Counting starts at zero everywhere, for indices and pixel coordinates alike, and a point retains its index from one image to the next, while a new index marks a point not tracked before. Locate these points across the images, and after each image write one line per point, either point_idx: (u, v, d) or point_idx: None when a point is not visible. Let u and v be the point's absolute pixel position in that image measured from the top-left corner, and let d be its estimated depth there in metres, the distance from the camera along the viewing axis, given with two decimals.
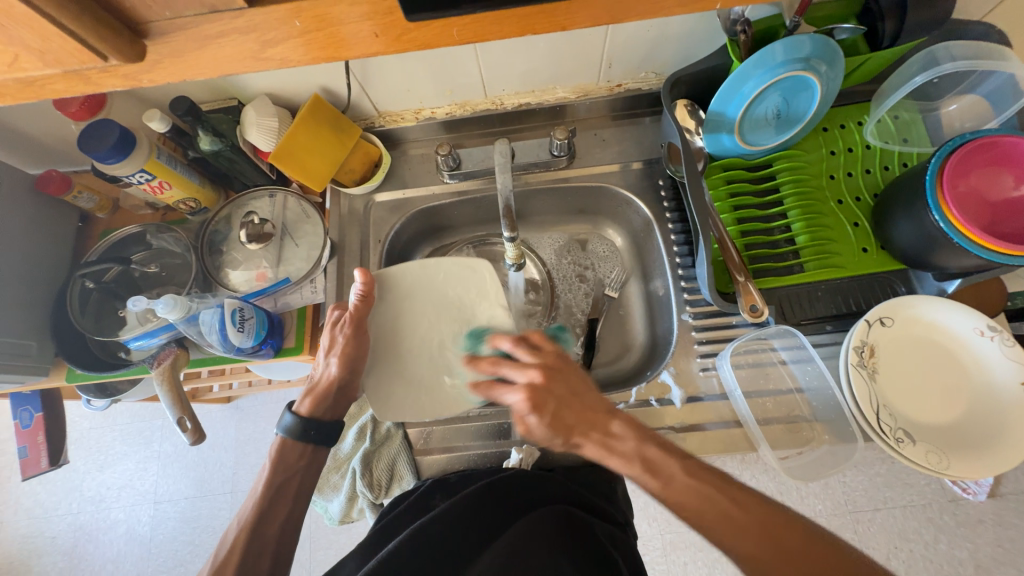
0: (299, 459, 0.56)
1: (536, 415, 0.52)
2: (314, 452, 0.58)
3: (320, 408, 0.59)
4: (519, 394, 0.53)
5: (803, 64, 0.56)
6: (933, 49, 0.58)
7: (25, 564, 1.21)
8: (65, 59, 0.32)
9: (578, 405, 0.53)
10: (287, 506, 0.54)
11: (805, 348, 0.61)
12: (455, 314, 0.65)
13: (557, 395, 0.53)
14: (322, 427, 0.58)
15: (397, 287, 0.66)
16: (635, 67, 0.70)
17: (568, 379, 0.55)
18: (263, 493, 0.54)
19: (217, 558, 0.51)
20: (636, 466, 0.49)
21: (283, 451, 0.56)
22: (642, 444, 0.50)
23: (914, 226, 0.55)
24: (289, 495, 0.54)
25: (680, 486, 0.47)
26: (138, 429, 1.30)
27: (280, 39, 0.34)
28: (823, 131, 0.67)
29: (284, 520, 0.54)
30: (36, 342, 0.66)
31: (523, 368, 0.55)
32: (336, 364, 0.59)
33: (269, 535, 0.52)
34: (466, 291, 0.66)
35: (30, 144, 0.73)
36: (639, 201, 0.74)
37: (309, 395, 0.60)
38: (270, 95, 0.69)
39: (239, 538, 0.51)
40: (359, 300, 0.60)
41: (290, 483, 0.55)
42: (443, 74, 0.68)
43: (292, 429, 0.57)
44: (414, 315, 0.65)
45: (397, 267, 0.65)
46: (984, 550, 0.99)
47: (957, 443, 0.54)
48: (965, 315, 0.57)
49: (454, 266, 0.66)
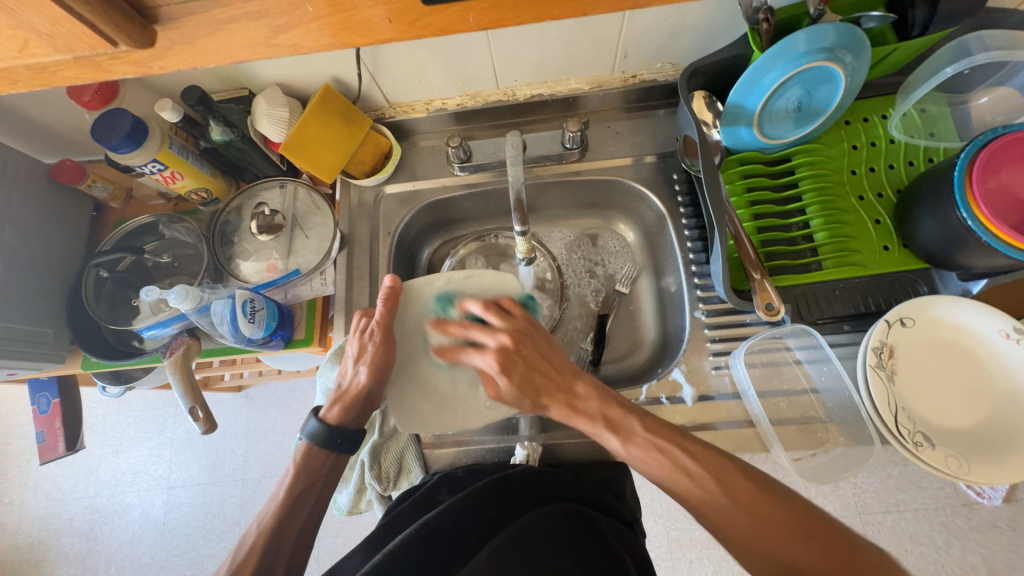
0: (322, 466, 0.57)
1: (505, 376, 0.58)
2: (337, 458, 0.58)
3: (348, 416, 0.59)
4: (490, 357, 0.59)
5: (827, 55, 0.54)
6: (965, 39, 0.56)
7: (44, 544, 1.25)
8: (75, 44, 0.32)
9: (544, 368, 0.58)
10: (307, 512, 0.54)
11: (822, 348, 0.60)
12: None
13: (523, 358, 0.59)
14: (348, 436, 0.58)
15: (419, 301, 0.64)
16: (651, 57, 0.69)
17: (537, 342, 0.60)
18: (282, 502, 0.54)
19: (233, 560, 0.50)
20: (599, 424, 0.52)
21: (307, 457, 0.56)
22: (604, 404, 0.53)
23: (939, 224, 0.53)
24: (309, 502, 0.55)
25: (639, 441, 0.49)
26: (152, 416, 1.32)
27: (293, 24, 0.34)
28: (845, 124, 0.65)
29: (303, 521, 0.54)
30: (52, 330, 0.67)
31: (493, 333, 0.60)
32: (365, 372, 0.59)
33: (288, 536, 0.52)
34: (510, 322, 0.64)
35: (44, 133, 0.74)
36: (651, 195, 0.73)
37: (336, 403, 0.60)
38: (282, 84, 0.69)
39: (261, 540, 0.51)
40: (386, 307, 0.60)
41: (312, 488, 0.55)
42: (454, 63, 0.67)
43: (317, 435, 0.57)
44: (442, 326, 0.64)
45: (421, 280, 0.64)
46: (998, 555, 0.97)
47: (979, 449, 0.52)
48: (990, 317, 0.54)
49: (467, 281, 0.65)
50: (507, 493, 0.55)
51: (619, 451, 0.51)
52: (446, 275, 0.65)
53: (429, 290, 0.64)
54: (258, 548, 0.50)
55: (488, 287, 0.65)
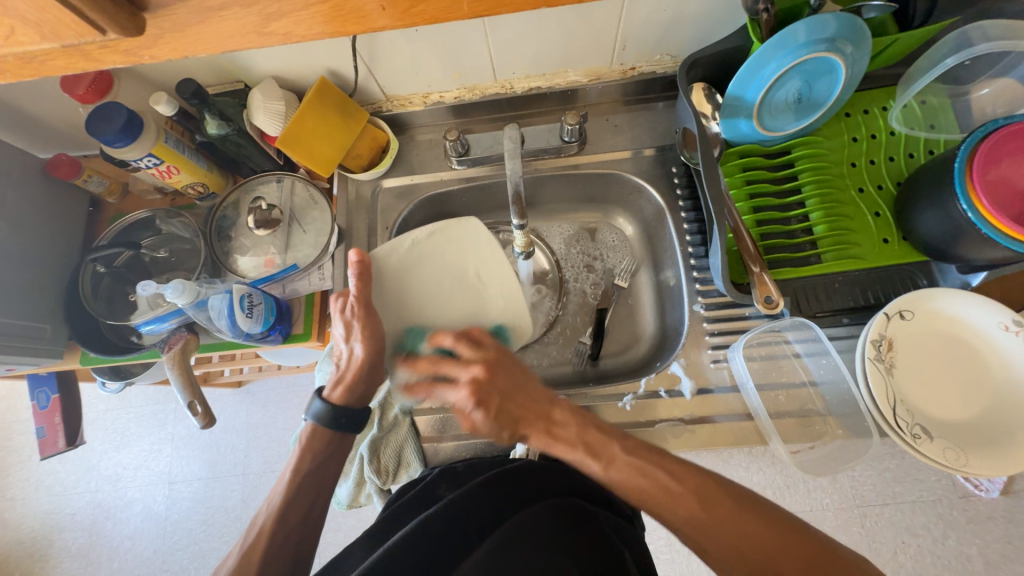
0: (326, 448, 0.57)
1: (481, 410, 0.52)
2: (341, 439, 0.58)
3: (352, 396, 0.59)
4: (463, 391, 0.52)
5: (828, 45, 0.53)
6: (966, 28, 0.55)
7: (47, 539, 1.26)
8: (62, 32, 0.32)
9: (521, 397, 0.53)
10: (310, 498, 0.55)
11: (821, 341, 0.60)
12: (464, 285, 0.64)
13: (500, 388, 0.53)
14: (353, 416, 0.58)
15: (386, 269, 0.63)
16: (650, 49, 0.68)
17: (510, 371, 0.54)
18: (288, 485, 0.55)
19: (245, 544, 0.52)
20: (580, 451, 0.49)
21: (312, 438, 0.57)
22: (584, 429, 0.50)
23: (939, 216, 0.53)
24: (311, 489, 0.55)
25: (621, 464, 0.47)
26: (152, 412, 1.33)
27: (283, 12, 0.33)
28: (845, 117, 0.65)
29: (309, 505, 0.55)
30: (50, 325, 0.67)
31: (463, 364, 0.54)
32: (360, 347, 0.58)
33: (292, 522, 0.53)
34: (483, 273, 0.65)
35: (40, 128, 0.73)
36: (651, 188, 0.73)
37: (337, 384, 0.59)
38: (278, 77, 0.68)
39: (271, 520, 0.52)
40: (359, 282, 0.57)
41: (319, 470, 0.56)
42: (451, 55, 0.66)
43: (322, 416, 0.57)
44: (422, 285, 0.64)
45: (384, 248, 0.62)
46: (994, 547, 0.98)
47: (978, 442, 0.52)
48: (989, 309, 0.54)
49: (432, 237, 0.64)
50: (502, 490, 0.54)
51: (598, 475, 0.48)
52: (410, 236, 0.63)
53: (399, 256, 0.63)
54: (267, 529, 0.52)
55: (454, 240, 0.65)
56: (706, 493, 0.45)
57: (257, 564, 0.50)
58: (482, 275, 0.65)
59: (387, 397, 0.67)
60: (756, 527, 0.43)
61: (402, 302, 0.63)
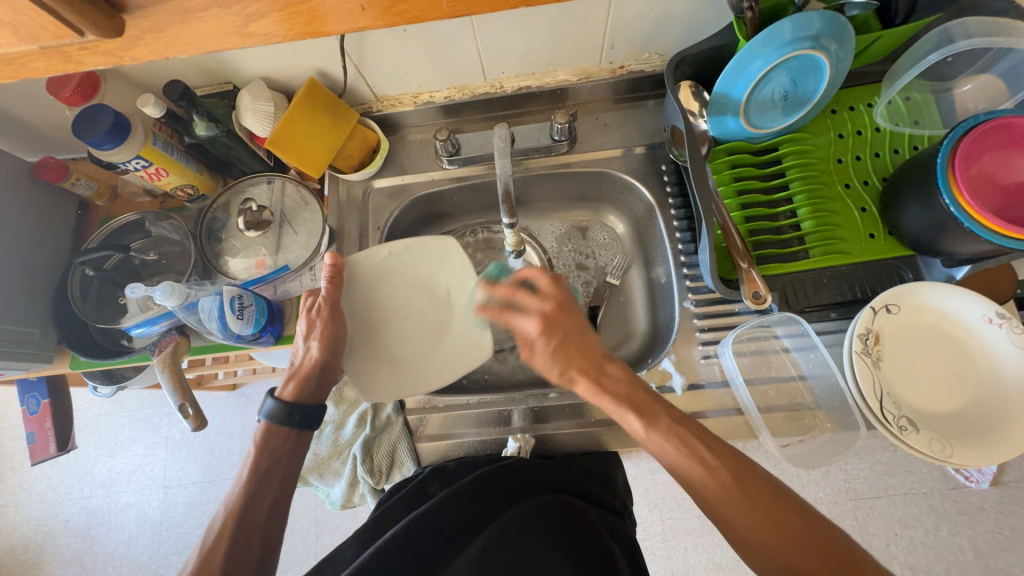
0: (284, 444, 0.55)
1: (544, 338, 0.55)
2: (299, 435, 0.56)
3: (304, 392, 0.57)
4: (532, 320, 0.55)
5: (813, 43, 0.54)
6: (948, 26, 0.56)
7: (41, 546, 1.25)
8: (40, 33, 0.32)
9: (582, 340, 0.55)
10: (274, 492, 0.53)
11: (809, 335, 0.60)
12: (432, 298, 0.65)
13: (566, 325, 0.56)
14: (307, 413, 0.56)
15: (363, 278, 0.64)
16: (638, 48, 0.68)
17: (578, 315, 0.57)
18: (247, 481, 0.52)
19: (203, 547, 0.49)
20: (624, 406, 0.50)
21: (267, 436, 0.55)
22: (632, 389, 0.51)
23: (924, 210, 0.53)
24: (274, 480, 0.53)
25: (661, 429, 0.48)
26: (146, 416, 1.32)
27: (263, 12, 0.33)
28: (831, 114, 0.66)
29: (274, 498, 0.53)
30: (39, 330, 0.67)
31: (540, 296, 0.57)
32: (317, 346, 0.57)
33: (257, 519, 0.51)
34: (453, 288, 0.66)
35: (27, 131, 0.73)
36: (640, 186, 0.73)
37: (289, 380, 0.58)
38: (266, 78, 0.68)
39: (231, 520, 0.50)
40: (331, 282, 0.59)
41: (275, 468, 0.54)
42: (439, 55, 0.66)
43: (275, 414, 0.55)
44: (391, 297, 0.64)
45: (363, 254, 0.63)
46: (984, 537, 0.99)
47: (961, 432, 0.53)
48: (973, 302, 0.55)
49: (407, 249, 0.65)
50: (493, 485, 0.54)
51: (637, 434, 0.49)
52: (387, 247, 0.64)
53: (373, 265, 0.64)
54: (228, 528, 0.49)
55: (428, 255, 0.66)
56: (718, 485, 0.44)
57: (221, 565, 0.47)
58: (453, 291, 0.65)
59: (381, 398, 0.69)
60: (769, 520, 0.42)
61: (370, 306, 0.63)
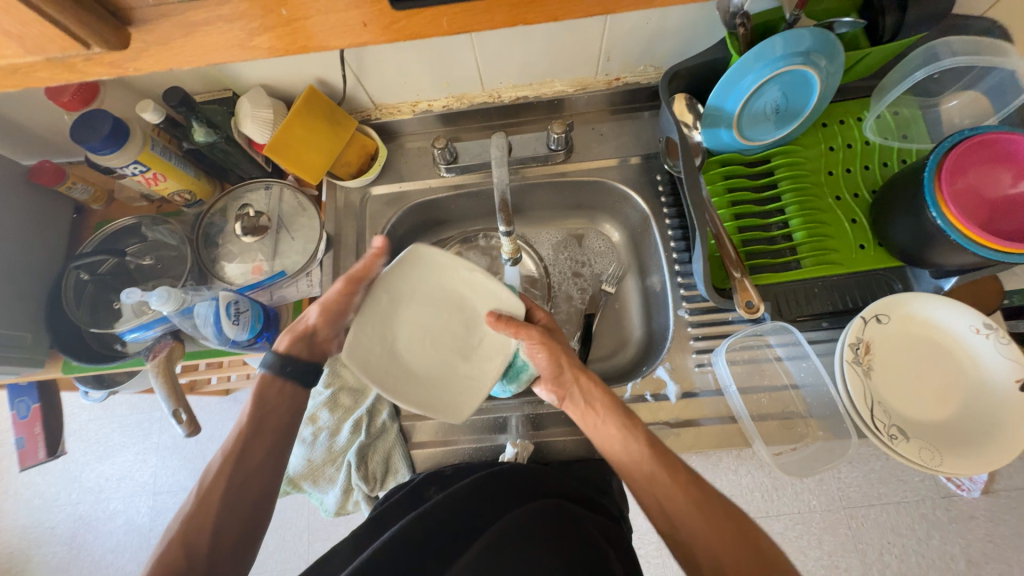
0: (279, 398, 0.56)
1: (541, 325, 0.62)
2: (293, 391, 0.57)
3: (300, 348, 0.58)
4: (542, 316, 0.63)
5: (803, 59, 0.55)
6: (933, 45, 0.57)
7: (26, 553, 1.23)
8: (45, 45, 0.33)
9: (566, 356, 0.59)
10: (269, 443, 0.53)
11: (801, 344, 0.61)
12: (462, 338, 0.60)
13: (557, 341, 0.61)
14: (299, 366, 0.57)
15: (427, 273, 0.60)
16: (634, 60, 0.70)
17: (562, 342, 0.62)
18: (242, 430, 0.53)
19: (199, 488, 0.49)
20: (626, 426, 0.54)
21: (263, 389, 0.56)
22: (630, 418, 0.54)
23: (911, 222, 0.55)
24: (269, 430, 0.54)
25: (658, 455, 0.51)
26: (136, 422, 1.30)
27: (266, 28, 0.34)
28: (822, 127, 0.67)
29: (269, 449, 0.53)
30: (32, 333, 0.66)
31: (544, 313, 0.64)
32: (318, 310, 0.58)
33: (252, 463, 0.52)
34: (486, 340, 0.60)
35: (24, 135, 0.73)
36: (636, 196, 0.74)
37: (289, 334, 0.59)
38: (265, 86, 0.68)
39: (226, 465, 0.51)
40: (395, 266, 0.58)
41: (268, 418, 0.54)
42: (438, 67, 0.67)
43: (270, 364, 0.56)
44: (432, 313, 0.60)
45: (447, 255, 0.59)
46: (976, 545, 1.00)
47: (953, 441, 0.54)
48: (960, 313, 0.56)
49: (487, 282, 0.59)
50: (490, 494, 0.55)
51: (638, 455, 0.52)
52: (470, 266, 0.59)
53: (442, 270, 0.60)
54: (225, 473, 0.50)
55: (491, 298, 0.60)
56: (701, 505, 0.48)
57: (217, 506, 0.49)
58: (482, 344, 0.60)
59: (376, 404, 0.69)
60: (740, 539, 0.46)
61: (415, 299, 0.60)
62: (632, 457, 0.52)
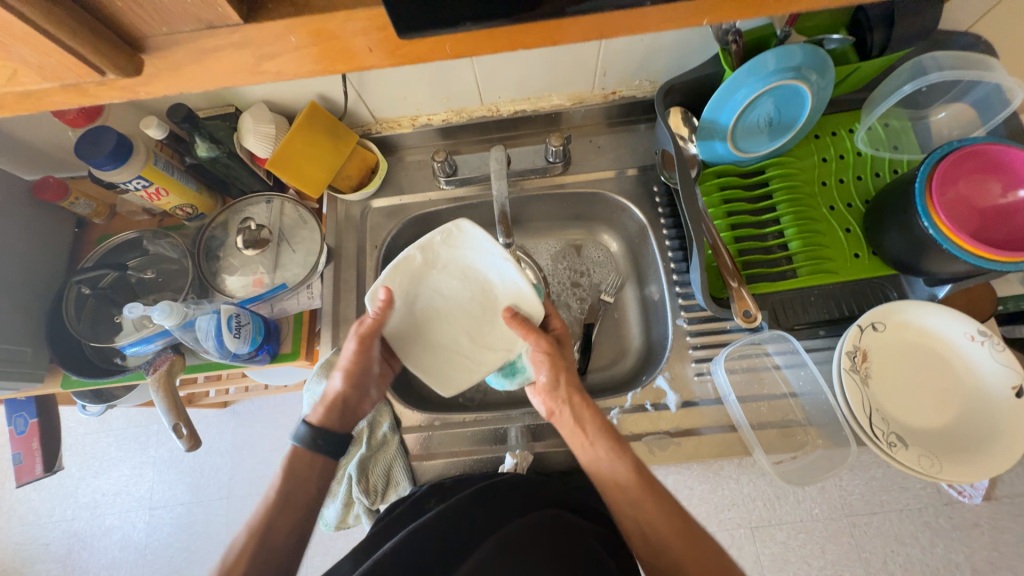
0: (309, 469, 0.56)
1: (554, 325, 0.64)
2: (322, 464, 0.57)
3: (333, 417, 0.59)
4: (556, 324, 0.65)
5: (794, 73, 0.57)
6: (920, 58, 0.59)
7: (19, 570, 1.21)
8: (63, 73, 0.33)
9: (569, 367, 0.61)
10: (297, 518, 0.53)
11: (798, 352, 0.62)
12: (477, 324, 0.63)
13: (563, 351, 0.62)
14: (333, 440, 0.57)
15: (462, 256, 0.62)
16: (629, 75, 0.71)
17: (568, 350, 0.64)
18: (270, 501, 0.52)
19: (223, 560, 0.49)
20: (614, 449, 0.54)
21: (294, 460, 0.55)
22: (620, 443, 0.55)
23: (904, 232, 0.56)
24: (297, 505, 0.53)
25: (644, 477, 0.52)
26: (133, 435, 1.29)
27: (277, 53, 0.35)
28: (815, 138, 0.68)
29: (293, 524, 0.52)
30: (31, 348, 0.66)
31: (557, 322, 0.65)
32: (341, 378, 0.59)
33: (277, 543, 0.51)
34: (495, 334, 0.63)
35: (27, 151, 0.74)
36: (633, 207, 0.75)
37: (322, 405, 0.59)
38: (268, 102, 0.70)
39: (251, 543, 0.50)
40: (441, 234, 0.62)
41: (300, 489, 0.54)
42: (438, 82, 0.69)
43: (304, 438, 0.56)
44: (460, 295, 0.63)
45: (490, 244, 0.61)
46: (979, 553, 0.99)
47: (951, 448, 0.54)
48: (954, 320, 0.57)
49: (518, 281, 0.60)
50: (489, 502, 0.55)
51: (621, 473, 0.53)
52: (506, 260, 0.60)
53: (476, 258, 0.62)
54: (248, 551, 0.49)
55: (513, 298, 0.62)
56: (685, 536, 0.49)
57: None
58: (490, 337, 0.63)
59: (376, 415, 0.67)
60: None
61: (449, 270, 0.63)
62: (618, 478, 0.53)
